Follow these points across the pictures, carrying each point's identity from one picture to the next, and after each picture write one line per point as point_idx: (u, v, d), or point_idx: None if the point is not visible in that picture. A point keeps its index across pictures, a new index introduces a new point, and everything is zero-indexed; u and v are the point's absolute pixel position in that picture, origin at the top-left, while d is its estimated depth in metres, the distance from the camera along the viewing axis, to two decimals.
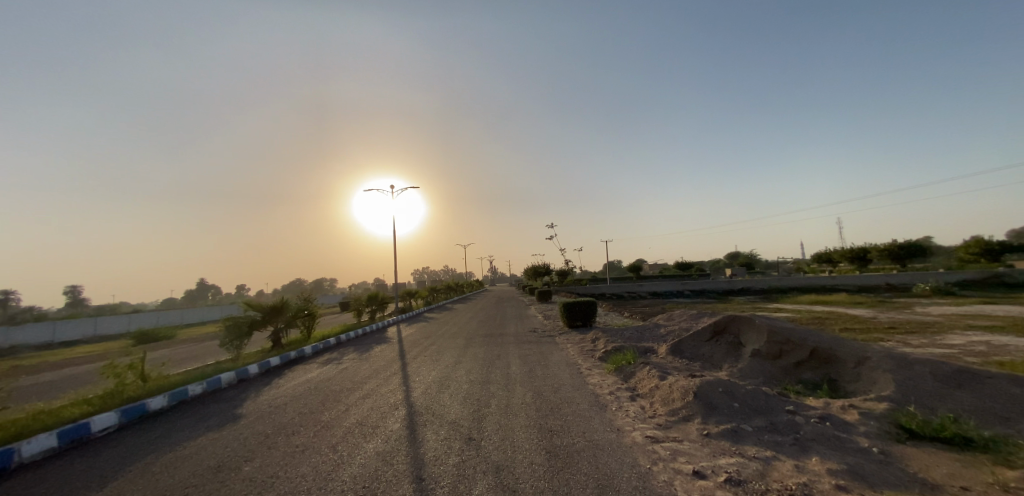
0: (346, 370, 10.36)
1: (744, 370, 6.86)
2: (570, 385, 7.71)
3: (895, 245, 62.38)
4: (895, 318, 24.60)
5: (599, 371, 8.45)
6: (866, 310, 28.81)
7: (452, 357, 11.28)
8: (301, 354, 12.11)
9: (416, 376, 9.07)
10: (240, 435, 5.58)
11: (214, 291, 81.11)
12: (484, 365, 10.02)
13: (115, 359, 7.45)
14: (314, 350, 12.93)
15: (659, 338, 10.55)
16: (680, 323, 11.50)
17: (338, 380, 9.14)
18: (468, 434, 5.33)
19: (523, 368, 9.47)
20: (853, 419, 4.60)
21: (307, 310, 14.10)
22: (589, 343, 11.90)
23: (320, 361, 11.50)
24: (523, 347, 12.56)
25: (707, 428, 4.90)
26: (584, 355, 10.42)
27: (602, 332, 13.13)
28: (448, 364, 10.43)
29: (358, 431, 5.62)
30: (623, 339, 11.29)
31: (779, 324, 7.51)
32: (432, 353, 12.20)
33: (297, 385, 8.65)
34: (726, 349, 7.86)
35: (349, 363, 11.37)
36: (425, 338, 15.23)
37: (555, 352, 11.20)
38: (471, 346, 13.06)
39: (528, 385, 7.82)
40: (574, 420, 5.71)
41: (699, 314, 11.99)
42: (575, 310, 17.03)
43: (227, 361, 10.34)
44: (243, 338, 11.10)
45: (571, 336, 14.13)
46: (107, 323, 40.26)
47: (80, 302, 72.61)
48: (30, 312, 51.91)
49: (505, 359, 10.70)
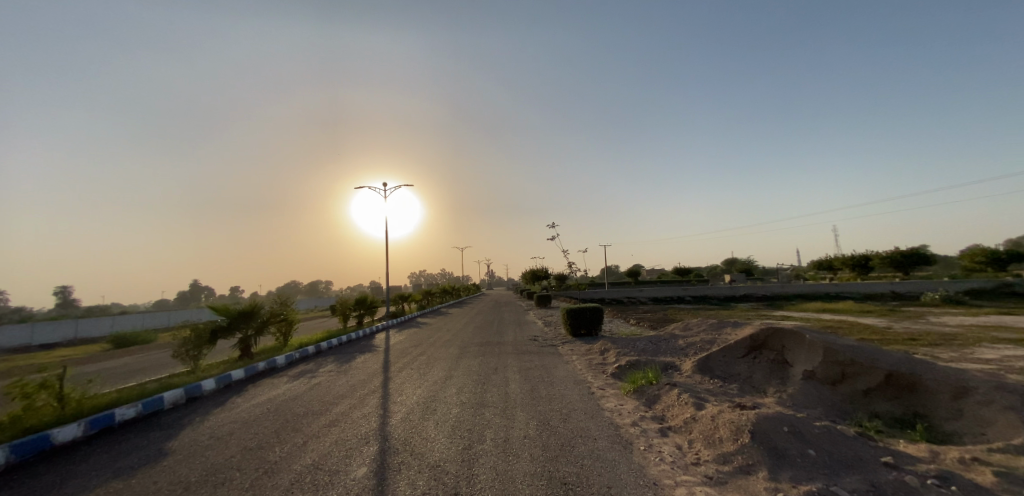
0: (319, 386, 8.97)
1: (797, 396, 5.58)
2: (582, 410, 6.39)
3: (897, 252, 61.51)
4: (913, 328, 23.41)
5: (614, 393, 7.15)
6: (879, 320, 27.57)
7: (443, 372, 9.87)
8: (271, 366, 10.74)
9: (398, 397, 7.69)
10: (152, 484, 4.15)
11: (207, 292, 79.58)
12: (477, 382, 8.67)
13: (23, 376, 5.85)
14: (288, 361, 11.56)
15: (679, 352, 9.24)
16: (701, 335, 10.21)
17: (306, 399, 7.76)
18: (454, 489, 3.96)
19: (524, 386, 8.13)
20: (990, 482, 3.31)
21: (282, 315, 12.71)
22: (598, 356, 10.55)
23: (292, 374, 10.11)
24: (523, 359, 11.23)
25: (781, 487, 3.55)
26: (593, 370, 9.11)
27: (611, 342, 11.83)
28: (436, 380, 9.07)
29: (312, 479, 4.24)
30: (636, 352, 9.98)
31: (835, 340, 6.21)
32: (420, 365, 10.88)
33: (254, 406, 7.24)
34: (769, 369, 6.52)
35: (324, 377, 10.01)
36: (415, 347, 13.88)
37: (561, 366, 9.88)
38: (465, 357, 11.71)
39: (530, 410, 6.50)
40: (594, 465, 4.38)
41: (721, 325, 10.70)
42: (580, 317, 15.71)
43: (182, 375, 8.95)
44: (204, 347, 9.77)
45: (575, 346, 12.79)
46: (91, 325, 38.51)
47: (69, 303, 70.62)
48: (19, 313, 50.33)
49: (502, 374, 9.36)
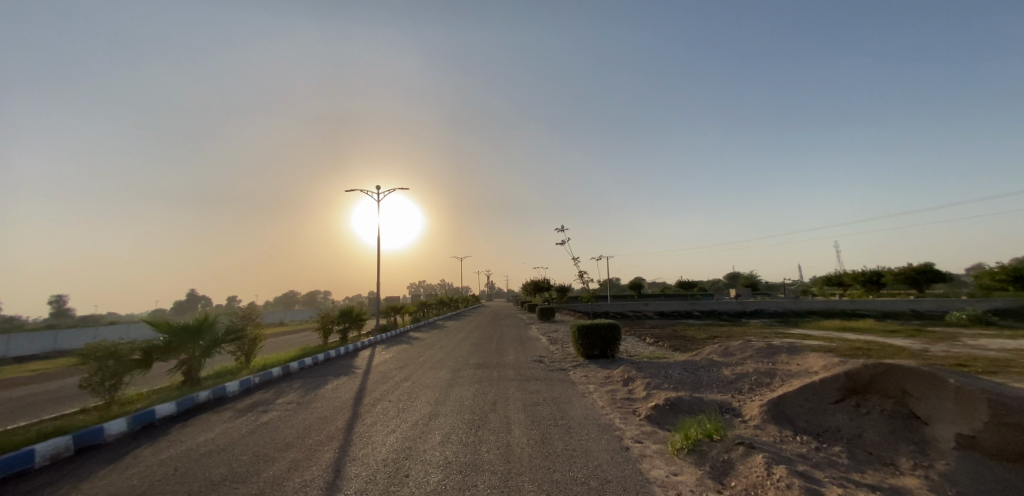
0: (265, 428, 6.98)
1: (959, 480, 3.57)
2: (620, 485, 4.35)
3: (911, 268, 59.03)
4: (955, 352, 21.06)
5: (660, 451, 5.18)
6: (911, 341, 25.24)
7: (427, 407, 7.83)
8: (215, 396, 8.74)
9: (360, 451, 5.63)
10: None
11: (205, 301, 78.01)
12: (468, 425, 6.66)
13: None
14: (241, 389, 9.53)
15: (728, 386, 7.27)
16: (751, 364, 8.25)
17: (235, 454, 5.71)
18: None
19: (532, 435, 6.11)
20: None
21: (240, 333, 10.73)
22: (622, 388, 8.57)
23: (237, 410, 8.09)
24: (528, 388, 9.25)
25: None
26: (619, 409, 7.15)
27: (634, 368, 9.85)
28: (415, 420, 7.05)
29: None
30: (671, 383, 8.00)
31: (996, 390, 4.21)
32: (401, 396, 8.88)
33: (156, 467, 5.21)
34: (888, 428, 4.50)
35: (278, 412, 7.99)
36: (400, 370, 11.83)
37: (577, 402, 7.91)
38: (456, 385, 9.69)
39: (543, 484, 4.46)
40: None
41: (773, 352, 8.70)
42: (593, 337, 13.70)
43: (86, 414, 6.92)
44: (123, 375, 7.78)
45: (591, 372, 10.76)
46: (71, 336, 36.25)
47: (63, 311, 68.58)
48: (10, 322, 48.82)
49: (502, 413, 7.34)
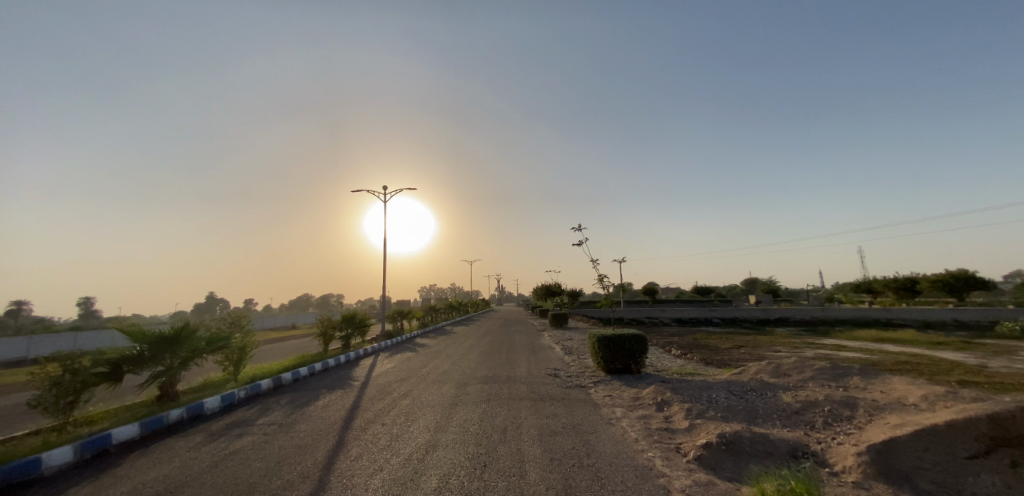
0: (232, 459, 5.86)
1: None
2: None
3: (947, 274, 55.67)
4: (1017, 368, 18.99)
5: None
6: (962, 354, 23.06)
7: (425, 435, 6.62)
8: (187, 416, 7.66)
9: None
10: None
11: (223, 303, 78.94)
12: (475, 463, 5.42)
13: None
14: (220, 406, 8.45)
15: (795, 418, 5.84)
16: (815, 389, 6.83)
17: None
18: None
19: (552, 482, 4.80)
20: None
21: (224, 342, 9.66)
22: (656, 414, 7.20)
23: (209, 433, 7.00)
24: (545, 411, 7.95)
25: None
26: (659, 445, 5.78)
27: (667, 389, 8.47)
28: (410, 453, 5.82)
29: None
30: (720, 411, 6.60)
31: None
32: (398, 418, 7.68)
33: None
34: None
35: (255, 436, 6.87)
36: (400, 383, 10.64)
37: (604, 432, 6.60)
38: (461, 405, 8.44)
39: None
40: None
41: (840, 375, 7.25)
42: (615, 349, 12.30)
43: (29, 442, 5.90)
44: (81, 391, 6.75)
45: (615, 391, 9.43)
46: (90, 338, 36.17)
47: (91, 313, 70.14)
48: (39, 323, 49.73)
49: (514, 445, 6.06)
